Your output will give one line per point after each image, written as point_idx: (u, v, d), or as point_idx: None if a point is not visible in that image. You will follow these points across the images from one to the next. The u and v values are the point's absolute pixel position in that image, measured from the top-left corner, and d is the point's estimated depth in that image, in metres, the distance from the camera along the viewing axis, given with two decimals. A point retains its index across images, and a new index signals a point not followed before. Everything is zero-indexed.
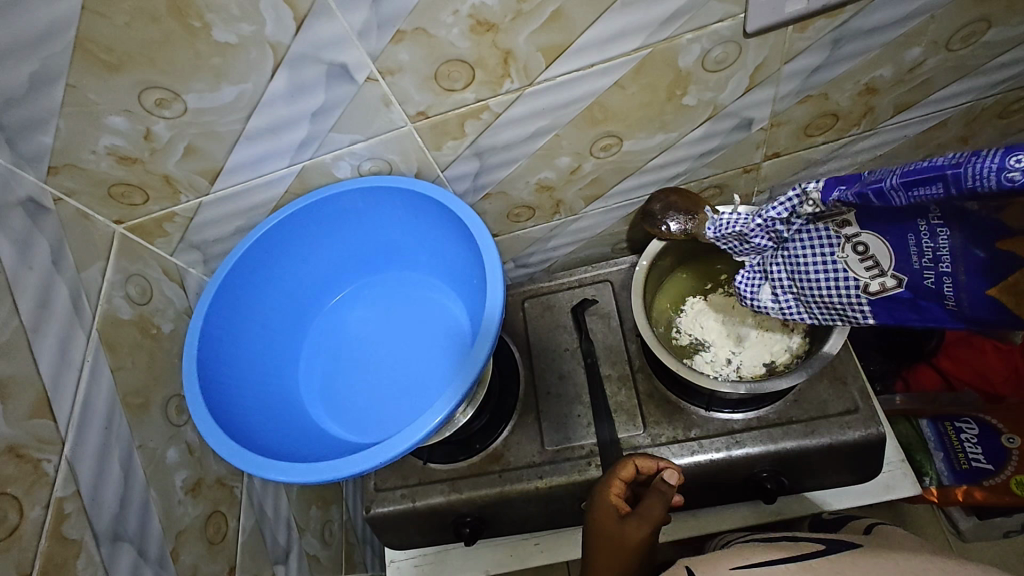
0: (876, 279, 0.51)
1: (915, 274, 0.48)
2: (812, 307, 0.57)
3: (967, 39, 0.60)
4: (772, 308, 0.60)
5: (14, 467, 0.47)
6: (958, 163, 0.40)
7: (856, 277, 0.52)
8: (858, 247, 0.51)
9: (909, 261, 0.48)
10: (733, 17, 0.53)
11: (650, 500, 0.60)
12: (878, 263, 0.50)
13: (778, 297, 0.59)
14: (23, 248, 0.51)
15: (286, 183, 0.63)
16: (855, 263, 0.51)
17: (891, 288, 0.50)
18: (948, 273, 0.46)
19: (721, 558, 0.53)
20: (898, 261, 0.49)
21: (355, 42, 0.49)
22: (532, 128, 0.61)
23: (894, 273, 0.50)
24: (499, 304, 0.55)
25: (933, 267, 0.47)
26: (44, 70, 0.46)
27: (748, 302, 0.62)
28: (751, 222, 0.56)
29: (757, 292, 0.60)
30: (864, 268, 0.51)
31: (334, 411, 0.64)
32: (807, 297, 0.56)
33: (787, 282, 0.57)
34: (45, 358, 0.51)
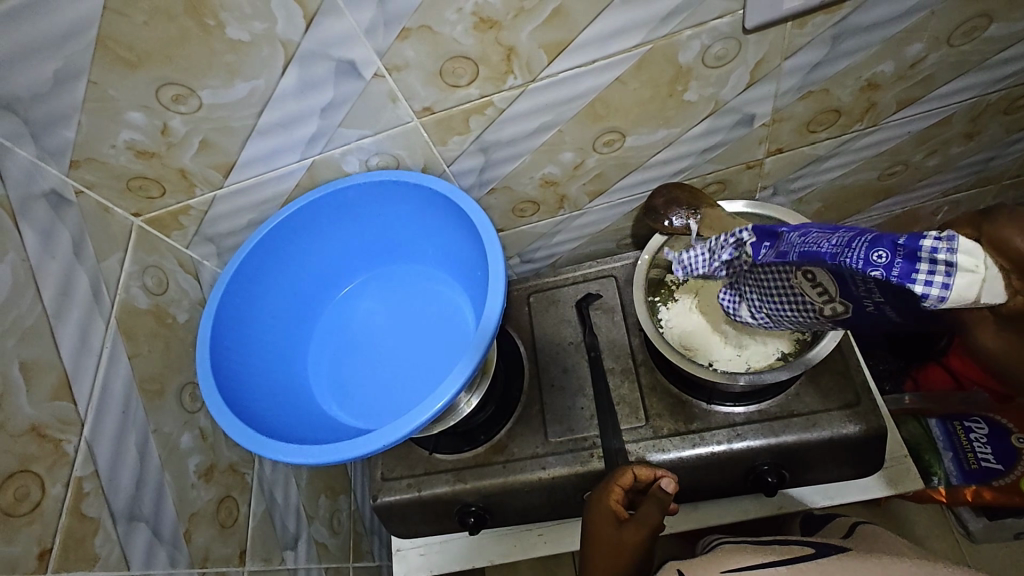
0: (828, 303, 0.49)
1: (857, 301, 0.45)
2: (785, 322, 0.56)
3: (969, 34, 0.60)
4: (755, 323, 0.60)
5: (36, 446, 0.49)
6: (838, 251, 0.43)
7: (812, 300, 0.51)
8: (810, 275, 0.49)
9: (849, 290, 0.45)
10: (732, 13, 0.54)
11: (646, 510, 0.61)
12: (826, 289, 0.48)
13: (755, 315, 0.59)
14: (46, 238, 0.53)
15: (297, 177, 0.65)
16: (808, 287, 0.50)
17: (843, 312, 0.48)
18: (882, 303, 0.43)
19: (712, 560, 0.53)
20: (842, 289, 0.46)
21: (363, 39, 0.51)
22: (534, 124, 0.63)
23: (842, 299, 0.47)
24: (501, 293, 0.56)
25: (869, 297, 0.44)
26: (67, 67, 0.49)
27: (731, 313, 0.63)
28: (712, 263, 0.58)
29: (738, 309, 0.61)
30: (817, 292, 0.49)
31: (342, 399, 0.66)
32: (776, 315, 0.56)
33: (758, 303, 0.57)
34: (66, 343, 0.54)
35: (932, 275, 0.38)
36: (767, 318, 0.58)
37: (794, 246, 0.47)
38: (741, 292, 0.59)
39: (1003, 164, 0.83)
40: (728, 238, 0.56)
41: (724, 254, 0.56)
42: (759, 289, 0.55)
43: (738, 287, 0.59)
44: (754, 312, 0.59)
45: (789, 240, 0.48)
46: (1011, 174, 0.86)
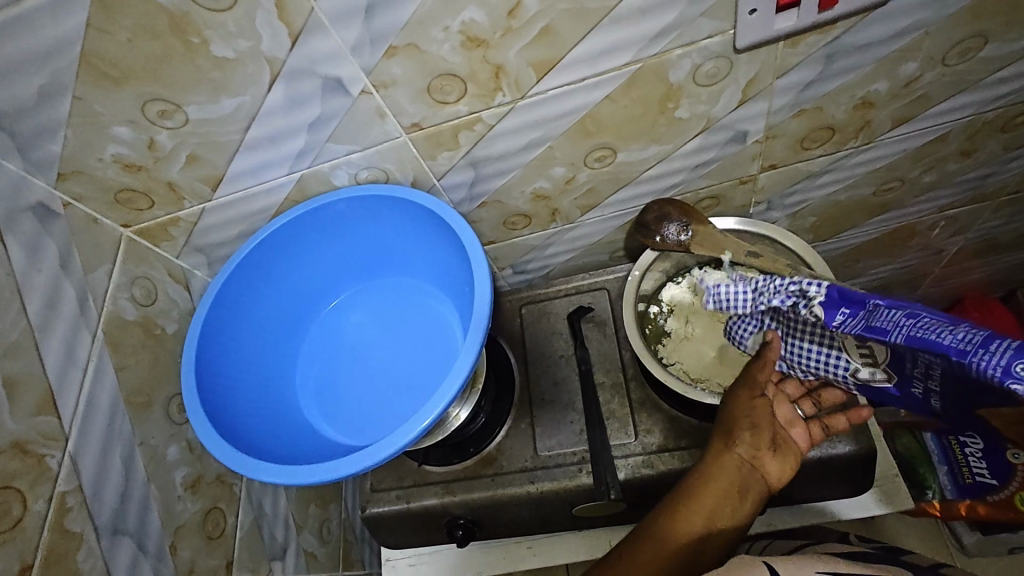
0: (866, 367, 0.55)
1: (907, 381, 0.53)
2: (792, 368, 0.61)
3: (963, 54, 0.60)
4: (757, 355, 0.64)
5: (18, 461, 0.49)
6: (968, 349, 0.44)
7: (848, 361, 0.56)
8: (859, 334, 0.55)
9: (902, 367, 0.53)
10: (724, 33, 0.53)
11: (760, 366, 0.59)
12: (873, 355, 0.55)
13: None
14: (32, 251, 0.53)
15: (285, 190, 0.64)
16: (852, 345, 0.56)
17: (879, 379, 0.55)
18: (933, 390, 0.52)
19: (803, 561, 0.49)
20: (893, 361, 0.53)
21: (349, 56, 0.50)
22: (525, 139, 0.62)
23: (886, 369, 0.54)
24: (488, 308, 0.56)
25: (922, 381, 0.52)
26: (52, 83, 0.48)
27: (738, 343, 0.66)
28: (755, 300, 0.59)
29: (746, 339, 0.64)
30: (859, 354, 0.56)
31: (328, 414, 0.66)
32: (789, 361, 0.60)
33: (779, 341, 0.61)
34: (51, 358, 0.54)
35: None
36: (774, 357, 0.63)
37: (896, 325, 0.48)
38: (756, 321, 0.62)
39: (999, 180, 0.83)
40: (789, 284, 0.55)
41: (775, 300, 0.57)
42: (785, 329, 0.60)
43: (756, 318, 0.62)
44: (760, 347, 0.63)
45: (886, 314, 0.49)
46: (1008, 191, 0.86)
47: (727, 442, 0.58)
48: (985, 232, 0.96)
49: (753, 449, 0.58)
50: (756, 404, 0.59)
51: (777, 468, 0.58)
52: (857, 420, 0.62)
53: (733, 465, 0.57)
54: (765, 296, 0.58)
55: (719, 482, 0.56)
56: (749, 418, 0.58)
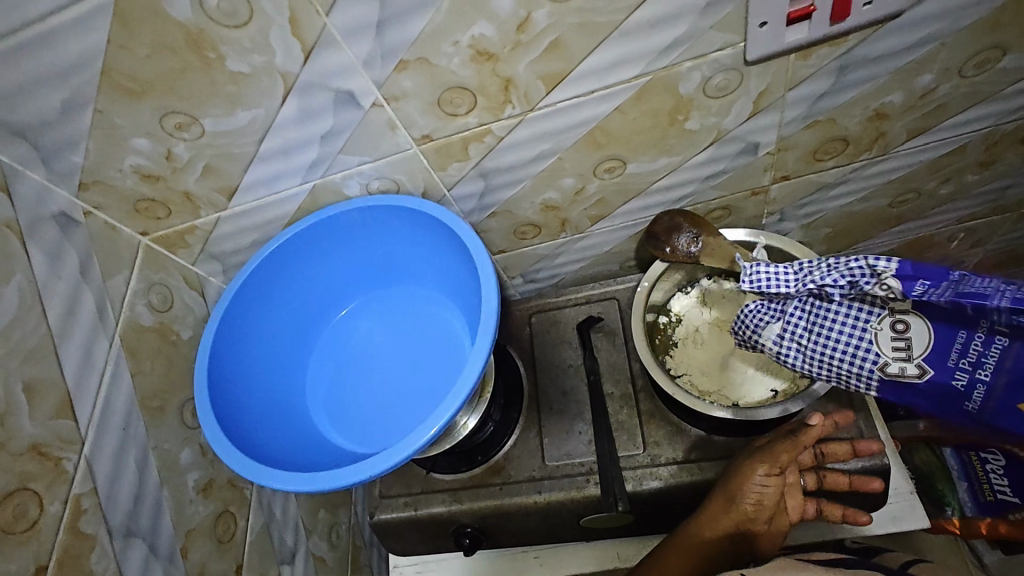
0: (898, 362, 0.55)
1: (947, 371, 0.54)
2: (815, 360, 0.59)
3: (980, 66, 0.58)
4: (771, 346, 0.61)
5: (36, 464, 0.50)
6: None
7: (880, 354, 0.56)
8: (896, 325, 0.56)
9: (947, 357, 0.54)
10: (733, 46, 0.53)
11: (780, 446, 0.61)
12: (909, 347, 0.55)
13: (780, 339, 0.61)
14: (53, 259, 0.55)
15: (299, 200, 0.65)
16: (886, 338, 0.56)
17: (908, 375, 0.55)
18: (981, 380, 0.52)
19: None
20: (934, 353, 0.54)
21: (361, 70, 0.51)
22: (534, 151, 0.63)
23: (921, 364, 0.55)
24: (494, 316, 0.56)
25: (969, 370, 0.53)
26: (75, 97, 0.50)
27: (749, 334, 0.63)
28: (796, 282, 0.58)
29: (765, 326, 0.61)
30: (892, 347, 0.55)
31: (337, 421, 0.67)
32: (812, 350, 0.59)
33: (801, 331, 0.59)
34: (70, 363, 0.55)
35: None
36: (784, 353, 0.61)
37: (994, 292, 0.49)
38: (777, 310, 0.61)
39: (1019, 193, 0.81)
40: (845, 261, 0.55)
41: (826, 278, 0.56)
42: (814, 317, 0.58)
43: (779, 305, 0.61)
44: (773, 336, 0.61)
45: (976, 283, 0.50)
46: None
47: (727, 507, 0.61)
48: (1005, 243, 0.94)
49: (749, 518, 0.61)
50: (766, 481, 0.60)
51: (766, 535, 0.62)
52: (859, 486, 0.64)
53: (726, 529, 0.61)
54: (812, 275, 0.57)
55: (710, 537, 0.61)
56: (754, 492, 0.60)
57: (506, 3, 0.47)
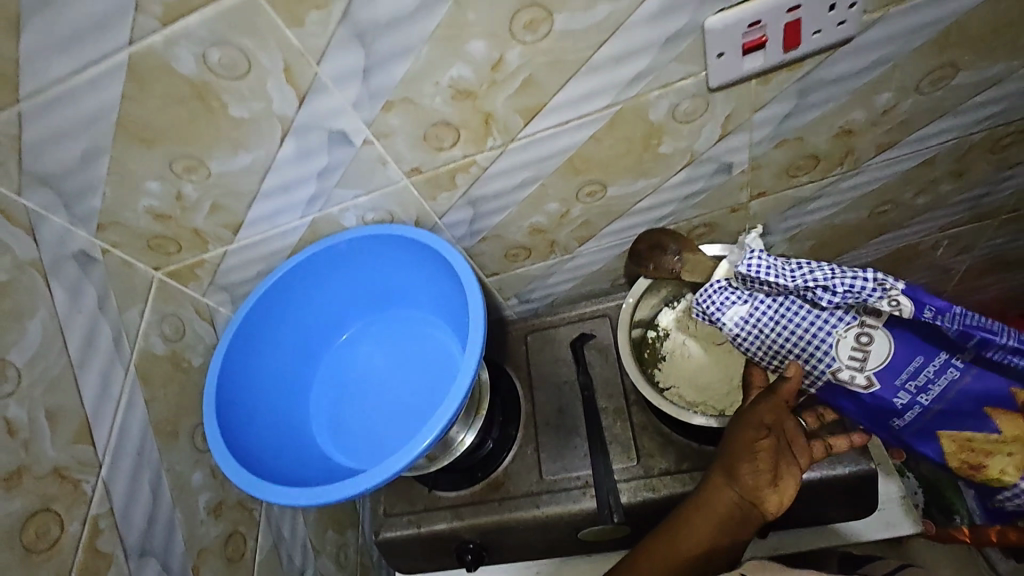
0: (851, 371, 0.61)
1: (892, 390, 0.60)
2: (769, 349, 0.63)
3: (937, 82, 0.61)
4: (730, 328, 0.64)
5: (57, 486, 0.54)
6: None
7: (837, 360, 0.60)
8: (860, 338, 0.60)
9: (897, 377, 0.60)
10: (696, 75, 0.57)
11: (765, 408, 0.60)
12: (864, 360, 0.60)
13: (741, 323, 0.63)
14: (73, 294, 0.59)
15: (300, 232, 0.70)
16: (848, 347, 0.60)
17: (855, 383, 0.61)
18: (916, 403, 0.60)
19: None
20: (887, 371, 0.60)
21: (351, 111, 0.56)
22: (518, 179, 0.66)
23: (871, 377, 0.60)
24: (480, 336, 0.59)
25: (912, 392, 0.60)
26: (93, 147, 0.55)
27: (710, 314, 0.65)
28: (786, 277, 0.60)
29: (729, 309, 0.63)
30: (850, 356, 0.60)
31: (340, 441, 0.70)
32: (769, 339, 0.63)
33: (766, 321, 0.62)
34: (88, 391, 0.59)
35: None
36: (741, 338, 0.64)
37: (977, 330, 0.57)
38: (744, 295, 0.63)
39: (996, 200, 0.83)
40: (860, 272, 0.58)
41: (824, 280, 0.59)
42: (783, 312, 0.62)
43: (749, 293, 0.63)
44: (736, 319, 0.63)
45: (964, 318, 0.57)
46: (1007, 210, 0.86)
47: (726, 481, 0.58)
48: (991, 249, 0.96)
49: (754, 489, 0.58)
50: (761, 446, 0.58)
51: (777, 502, 0.58)
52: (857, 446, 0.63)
53: (731, 503, 0.58)
54: (807, 274, 0.60)
55: (718, 515, 0.58)
56: (751, 460, 0.58)
57: (479, 47, 0.51)
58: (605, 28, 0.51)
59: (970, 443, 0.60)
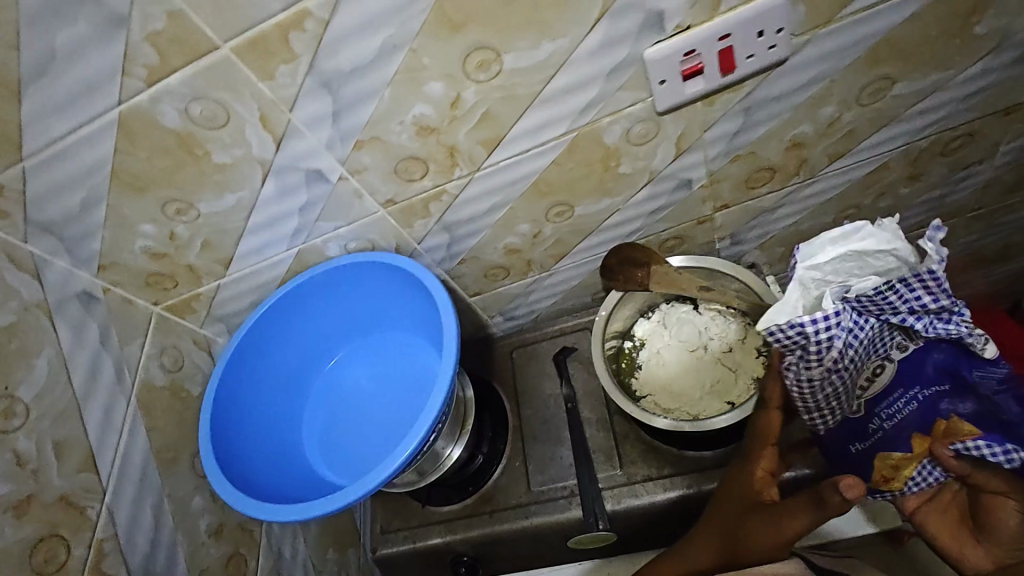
0: (863, 398, 0.58)
1: (873, 416, 0.58)
2: (829, 382, 0.55)
3: (875, 94, 0.65)
4: (814, 351, 0.53)
5: (64, 512, 0.58)
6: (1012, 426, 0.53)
7: (863, 386, 0.58)
8: (879, 370, 0.57)
9: (882, 405, 0.57)
10: (643, 100, 0.60)
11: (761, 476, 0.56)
12: (873, 387, 0.57)
13: (840, 350, 0.52)
14: (77, 332, 0.64)
15: (287, 264, 0.74)
16: (868, 374, 0.57)
17: (857, 409, 0.59)
18: (877, 427, 0.58)
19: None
20: (876, 401, 0.58)
21: (325, 151, 0.60)
22: (488, 204, 0.70)
23: (868, 406, 0.58)
24: (453, 354, 0.63)
25: (882, 419, 0.57)
26: (91, 196, 0.60)
27: (802, 334, 0.52)
28: (894, 301, 0.52)
29: (832, 333, 0.52)
30: (869, 382, 0.57)
31: (332, 462, 0.74)
32: (834, 370, 0.54)
33: (849, 347, 0.53)
34: (92, 422, 0.63)
35: (968, 449, 0.53)
36: (818, 379, 0.55)
37: (992, 387, 0.54)
38: (845, 324, 0.52)
39: (959, 199, 0.86)
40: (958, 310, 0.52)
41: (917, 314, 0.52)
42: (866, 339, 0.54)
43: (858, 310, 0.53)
44: (830, 362, 0.53)
45: (987, 376, 0.54)
46: (972, 208, 0.88)
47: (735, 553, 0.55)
48: (963, 247, 0.98)
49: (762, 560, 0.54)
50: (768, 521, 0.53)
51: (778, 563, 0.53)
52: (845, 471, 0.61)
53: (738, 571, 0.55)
54: (913, 301, 0.52)
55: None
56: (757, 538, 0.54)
57: (437, 87, 0.56)
58: (552, 63, 0.55)
59: (895, 462, 0.58)
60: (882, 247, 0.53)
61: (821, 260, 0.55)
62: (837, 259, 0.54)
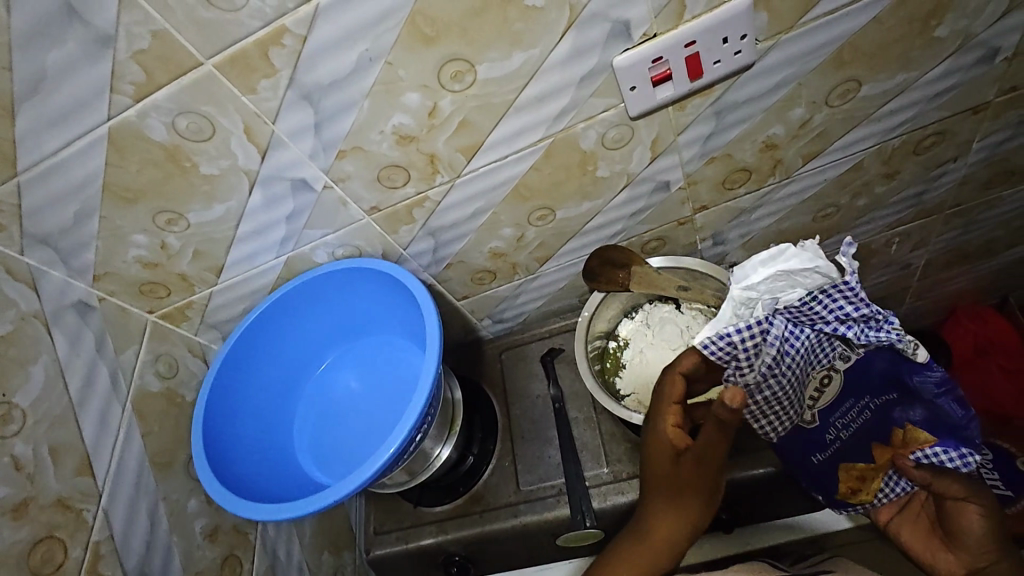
0: (810, 408, 0.63)
1: (824, 426, 0.63)
2: (774, 391, 0.59)
3: (844, 95, 0.67)
4: (752, 366, 0.58)
5: (60, 515, 0.60)
6: (962, 427, 0.58)
7: (809, 394, 0.62)
8: (825, 378, 0.61)
9: (833, 415, 0.62)
10: (615, 106, 0.62)
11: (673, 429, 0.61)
12: (821, 396, 0.62)
13: (771, 365, 0.57)
14: (73, 340, 0.66)
15: (276, 271, 0.76)
16: (815, 382, 0.61)
17: (807, 418, 0.63)
18: (832, 438, 0.63)
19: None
20: (828, 410, 0.62)
21: (308, 161, 0.62)
22: (471, 209, 0.72)
23: (818, 415, 0.63)
24: (436, 355, 0.65)
25: (836, 429, 0.62)
26: (84, 208, 0.62)
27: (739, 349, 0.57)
28: (824, 312, 0.56)
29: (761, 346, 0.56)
30: (817, 389, 0.61)
31: (321, 465, 0.76)
32: (778, 379, 0.58)
33: (789, 358, 0.57)
34: (88, 427, 0.65)
35: (926, 457, 0.58)
36: (754, 384, 0.59)
37: (931, 391, 0.58)
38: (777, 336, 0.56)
39: (937, 196, 0.87)
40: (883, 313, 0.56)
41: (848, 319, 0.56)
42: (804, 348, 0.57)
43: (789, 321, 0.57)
44: (764, 368, 0.57)
45: (927, 380, 0.58)
46: (950, 205, 0.90)
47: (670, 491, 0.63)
48: (946, 243, 0.99)
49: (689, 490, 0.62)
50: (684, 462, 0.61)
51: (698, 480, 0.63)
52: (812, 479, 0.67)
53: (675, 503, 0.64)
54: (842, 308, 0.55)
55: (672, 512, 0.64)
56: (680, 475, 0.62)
57: (414, 98, 0.58)
58: (525, 72, 0.57)
59: (860, 473, 0.64)
60: (809, 263, 0.56)
61: (754, 280, 0.58)
62: (770, 277, 0.57)
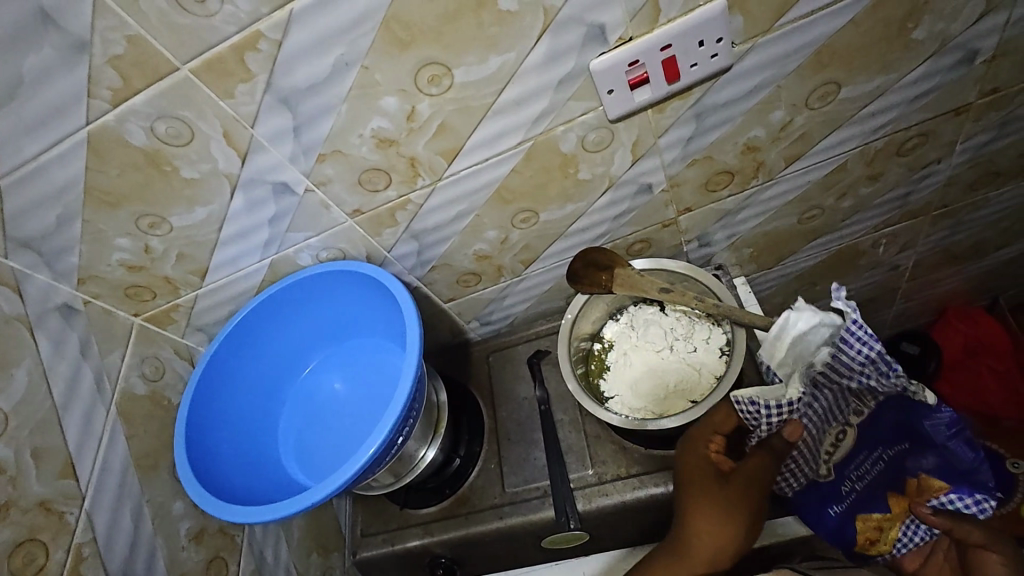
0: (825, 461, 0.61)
1: (840, 479, 0.60)
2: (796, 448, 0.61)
3: (824, 98, 0.67)
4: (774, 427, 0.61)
5: (42, 517, 0.60)
6: (974, 472, 0.58)
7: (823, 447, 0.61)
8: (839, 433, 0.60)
9: (849, 466, 0.60)
10: (594, 109, 0.63)
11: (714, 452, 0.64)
12: (837, 449, 0.60)
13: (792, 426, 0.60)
14: (57, 343, 0.66)
15: (261, 274, 0.76)
16: (829, 436, 0.60)
17: (821, 473, 0.61)
18: (848, 491, 0.60)
19: None
20: (842, 462, 0.60)
21: (289, 165, 0.63)
22: (454, 211, 0.73)
23: (832, 467, 0.61)
24: (416, 357, 0.65)
25: (853, 480, 0.60)
26: (66, 212, 0.62)
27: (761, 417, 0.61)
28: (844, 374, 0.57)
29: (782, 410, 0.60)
30: (831, 443, 0.60)
31: (304, 468, 0.76)
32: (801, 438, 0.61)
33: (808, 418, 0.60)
34: (71, 430, 0.65)
35: (943, 504, 0.58)
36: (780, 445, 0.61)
37: (944, 435, 0.57)
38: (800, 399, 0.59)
39: (922, 197, 0.87)
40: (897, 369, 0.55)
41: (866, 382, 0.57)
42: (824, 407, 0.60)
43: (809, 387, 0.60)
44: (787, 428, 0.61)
45: (938, 427, 0.57)
46: (937, 206, 0.90)
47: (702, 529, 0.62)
48: (933, 244, 0.99)
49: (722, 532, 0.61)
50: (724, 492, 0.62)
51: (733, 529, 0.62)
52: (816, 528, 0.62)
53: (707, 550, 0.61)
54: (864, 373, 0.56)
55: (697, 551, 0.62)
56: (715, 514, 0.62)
57: (392, 101, 0.58)
58: (502, 76, 0.57)
59: (879, 524, 0.60)
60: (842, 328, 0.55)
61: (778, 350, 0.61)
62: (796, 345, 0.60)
